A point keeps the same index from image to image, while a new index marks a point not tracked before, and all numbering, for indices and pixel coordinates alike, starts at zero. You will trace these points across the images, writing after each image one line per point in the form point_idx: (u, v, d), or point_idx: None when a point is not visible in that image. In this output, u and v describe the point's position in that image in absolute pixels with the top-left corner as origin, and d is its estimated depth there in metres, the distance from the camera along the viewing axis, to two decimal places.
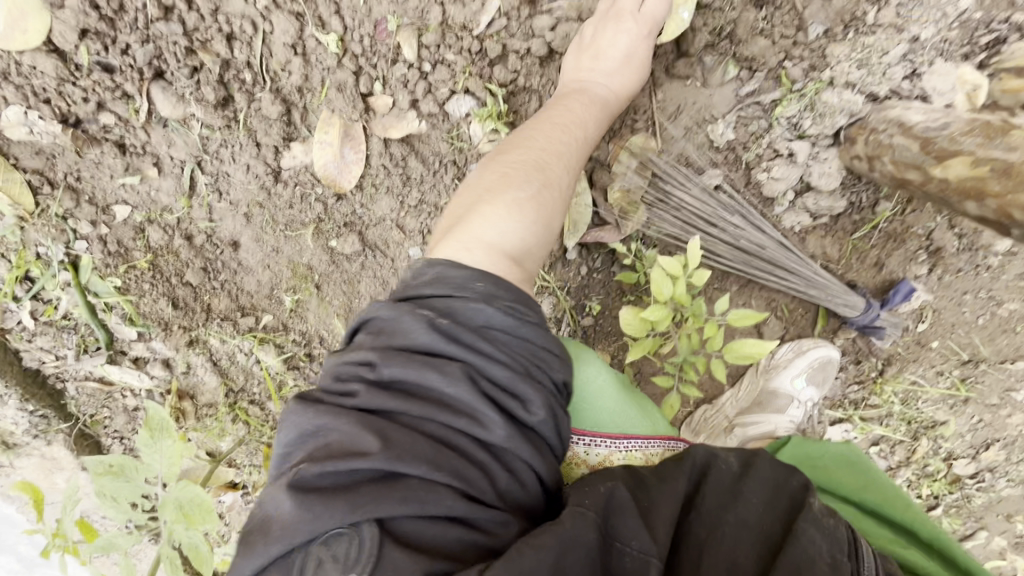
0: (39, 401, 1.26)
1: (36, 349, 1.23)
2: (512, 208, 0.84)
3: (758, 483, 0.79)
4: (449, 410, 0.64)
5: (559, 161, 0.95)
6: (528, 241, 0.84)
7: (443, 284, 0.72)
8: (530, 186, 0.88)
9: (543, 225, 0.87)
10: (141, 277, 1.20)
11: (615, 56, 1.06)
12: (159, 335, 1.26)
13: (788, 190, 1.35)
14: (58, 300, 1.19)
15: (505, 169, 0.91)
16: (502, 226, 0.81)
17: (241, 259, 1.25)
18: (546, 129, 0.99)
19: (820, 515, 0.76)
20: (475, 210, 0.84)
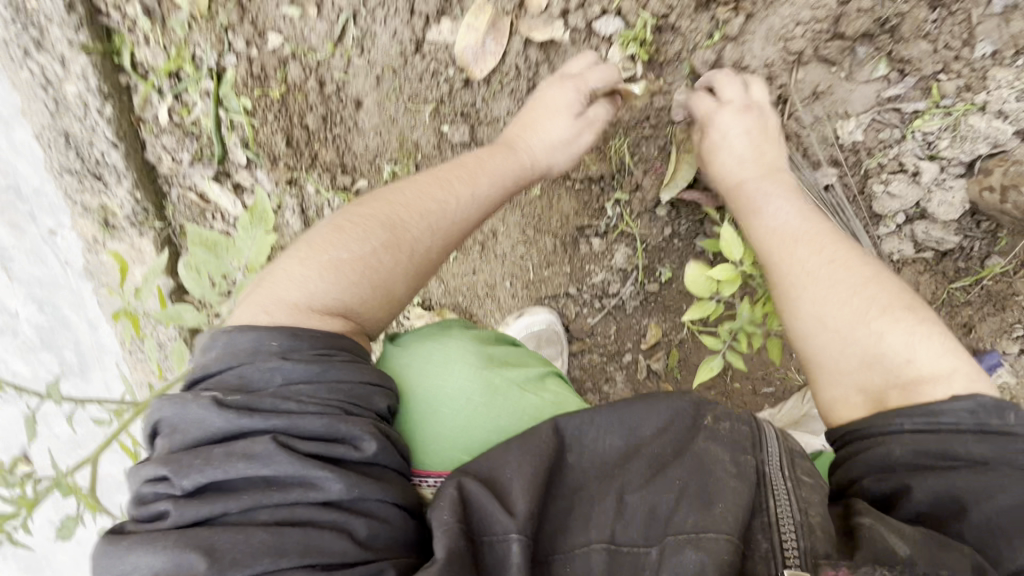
0: (146, 193, 1.37)
1: (159, 146, 1.33)
2: (327, 268, 0.85)
3: (653, 412, 0.78)
4: (275, 487, 0.63)
5: (409, 208, 0.94)
6: (343, 298, 0.84)
7: (230, 355, 0.72)
8: (359, 246, 0.87)
9: (371, 285, 0.87)
10: (269, 107, 1.29)
11: (552, 113, 1.16)
12: (265, 166, 1.35)
13: (899, 211, 1.31)
14: (194, 105, 1.29)
15: (341, 222, 0.91)
16: (302, 287, 0.82)
17: (358, 120, 1.32)
18: (424, 186, 0.99)
19: (717, 424, 0.77)
20: (285, 270, 0.85)
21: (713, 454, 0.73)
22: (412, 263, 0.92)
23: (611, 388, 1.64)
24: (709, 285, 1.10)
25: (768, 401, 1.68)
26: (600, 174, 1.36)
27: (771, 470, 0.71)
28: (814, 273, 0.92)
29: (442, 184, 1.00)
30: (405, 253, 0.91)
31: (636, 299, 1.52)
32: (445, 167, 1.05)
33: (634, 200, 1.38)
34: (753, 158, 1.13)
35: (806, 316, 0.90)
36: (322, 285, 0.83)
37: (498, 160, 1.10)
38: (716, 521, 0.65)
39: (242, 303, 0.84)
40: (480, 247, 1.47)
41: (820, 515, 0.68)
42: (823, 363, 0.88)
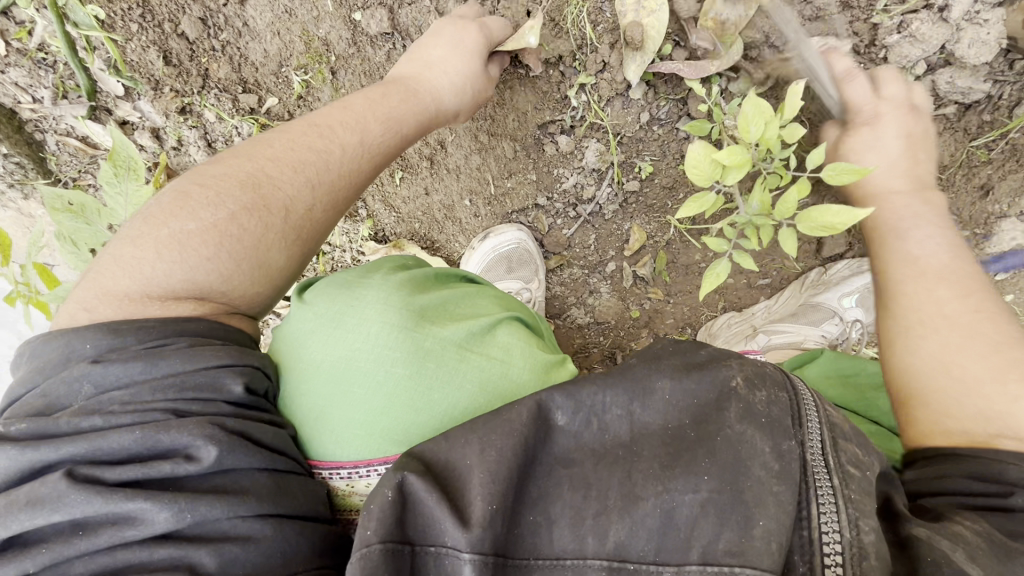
0: (13, 146, 1.12)
1: (7, 82, 1.06)
2: (172, 246, 0.72)
3: (664, 369, 0.67)
4: (83, 531, 0.55)
5: (277, 161, 0.79)
6: (192, 278, 0.71)
7: (39, 370, 0.65)
8: (209, 214, 0.73)
9: (232, 260, 0.73)
10: (129, 14, 1.01)
11: (450, 46, 0.96)
12: (147, 95, 1.09)
13: (920, 60, 1.08)
14: (33, 24, 1.01)
15: (189, 186, 0.76)
16: (140, 271, 0.70)
17: (246, 19, 1.05)
18: (297, 137, 0.83)
19: (752, 396, 0.63)
20: (123, 252, 0.73)
21: (751, 445, 0.59)
22: (289, 228, 0.78)
23: (596, 300, 1.52)
24: (713, 170, 0.91)
25: (765, 294, 1.57)
26: (558, 55, 1.11)
27: (813, 459, 0.60)
28: (958, 321, 0.79)
29: (322, 130, 0.83)
30: (277, 218, 0.76)
31: (615, 204, 1.34)
32: (327, 110, 0.87)
33: (602, 82, 1.14)
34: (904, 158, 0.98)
35: (921, 359, 0.79)
36: (167, 266, 0.71)
37: (395, 109, 0.90)
38: (752, 550, 0.53)
39: (82, 286, 0.73)
40: (428, 163, 1.26)
41: (874, 530, 0.57)
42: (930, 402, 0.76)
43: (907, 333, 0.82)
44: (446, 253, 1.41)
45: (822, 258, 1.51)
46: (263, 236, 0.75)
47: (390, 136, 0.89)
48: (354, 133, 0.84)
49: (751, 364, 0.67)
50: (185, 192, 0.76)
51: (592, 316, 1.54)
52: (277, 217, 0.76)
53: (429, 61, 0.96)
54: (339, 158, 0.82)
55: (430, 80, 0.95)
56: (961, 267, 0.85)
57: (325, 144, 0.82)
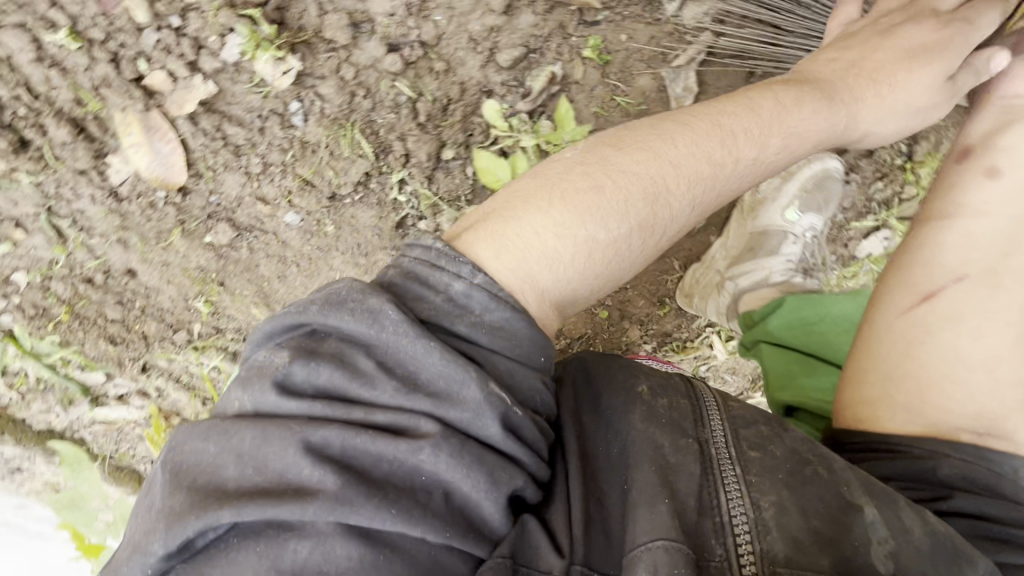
0: (62, 452, 1.44)
1: (35, 413, 1.39)
2: (574, 247, 0.77)
3: (608, 410, 0.82)
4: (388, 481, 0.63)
5: (677, 171, 0.82)
6: (572, 285, 0.79)
7: (381, 320, 0.67)
8: (611, 227, 0.78)
9: (559, 278, 0.78)
10: (72, 328, 1.29)
11: (798, 107, 0.92)
12: (117, 371, 1.37)
13: None
14: (24, 368, 1.32)
15: (608, 176, 0.80)
16: (554, 244, 0.77)
17: (145, 283, 1.28)
18: (686, 163, 0.82)
19: (656, 401, 0.80)
20: (541, 229, 0.77)
21: (654, 440, 0.76)
22: (614, 261, 0.81)
23: (558, 322, 1.59)
24: None
25: (714, 233, 1.54)
26: (365, 173, 1.18)
27: (718, 450, 0.76)
28: (971, 365, 0.87)
29: (710, 169, 0.84)
30: (598, 261, 0.79)
31: None
32: (699, 131, 0.85)
33: (414, 170, 1.19)
34: (993, 352, 0.86)
35: (925, 360, 0.88)
36: (551, 266, 0.77)
37: (718, 187, 0.85)
38: (660, 525, 0.67)
39: (483, 231, 0.78)
40: None
41: (774, 503, 0.71)
42: (928, 394, 0.87)
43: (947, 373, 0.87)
44: None
45: None
46: (599, 253, 0.79)
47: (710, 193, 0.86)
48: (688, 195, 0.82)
49: (658, 375, 0.85)
50: (587, 187, 0.79)
51: (567, 336, 1.62)
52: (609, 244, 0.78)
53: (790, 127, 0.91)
54: (665, 212, 0.81)
55: (764, 153, 0.88)
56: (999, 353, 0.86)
57: (662, 202, 0.81)
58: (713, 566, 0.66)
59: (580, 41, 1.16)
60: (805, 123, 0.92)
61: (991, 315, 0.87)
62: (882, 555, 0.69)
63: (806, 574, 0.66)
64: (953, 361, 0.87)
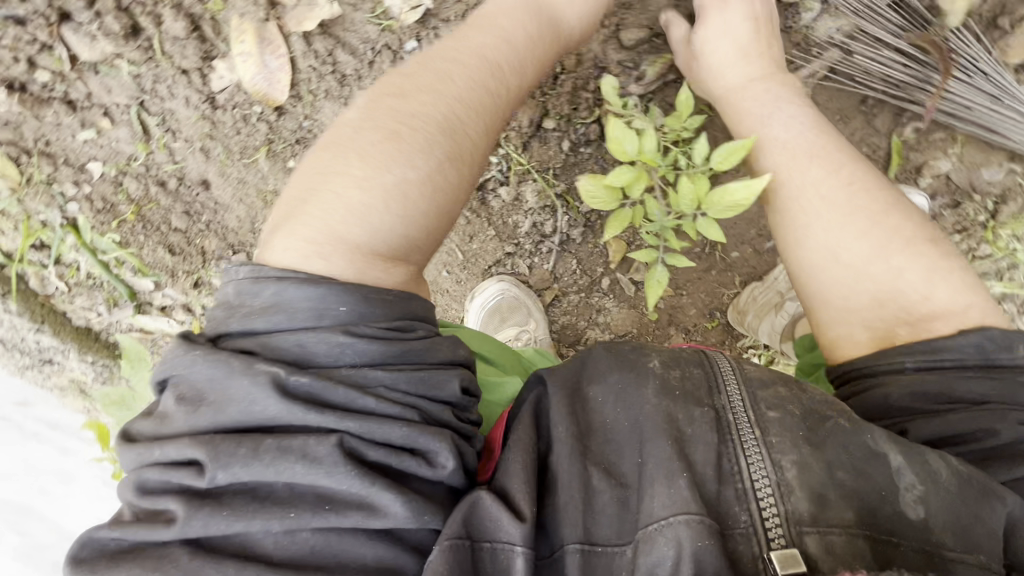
0: (95, 352, 1.41)
1: (78, 309, 1.36)
2: (384, 196, 0.70)
3: (605, 383, 0.72)
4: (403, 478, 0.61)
5: (463, 105, 0.78)
6: (403, 233, 0.71)
7: (375, 303, 0.66)
8: (421, 163, 0.72)
9: (401, 219, 0.70)
10: (135, 229, 1.26)
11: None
12: (168, 282, 1.33)
13: None
14: (78, 261, 1.29)
15: (398, 128, 0.73)
16: (344, 208, 0.70)
17: (216, 197, 1.25)
18: (410, 77, 0.80)
19: (668, 373, 0.71)
20: (346, 191, 0.70)
21: (667, 413, 0.67)
22: (441, 194, 0.73)
23: (607, 316, 1.52)
24: (613, 195, 0.91)
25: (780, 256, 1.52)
26: None
27: (735, 417, 0.67)
28: (856, 258, 0.83)
29: (495, 70, 0.83)
30: (413, 201, 0.71)
31: (579, 226, 1.37)
32: (401, 71, 0.80)
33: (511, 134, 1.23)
34: (875, 262, 0.82)
35: (813, 249, 0.86)
36: (360, 209, 0.69)
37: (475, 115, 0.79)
38: (680, 499, 0.61)
39: (298, 216, 0.70)
40: None
41: (798, 464, 0.64)
42: (830, 297, 0.85)
43: (829, 307, 0.86)
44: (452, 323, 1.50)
45: None
46: (397, 194, 0.71)
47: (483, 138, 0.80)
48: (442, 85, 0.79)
49: (667, 351, 0.75)
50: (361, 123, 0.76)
51: (610, 332, 1.54)
52: (418, 179, 0.72)
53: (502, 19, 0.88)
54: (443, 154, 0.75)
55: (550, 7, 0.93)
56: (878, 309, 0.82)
57: (431, 118, 0.76)
58: (737, 536, 0.61)
59: None
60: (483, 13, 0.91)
61: (865, 269, 0.83)
62: (909, 500, 0.64)
63: (834, 532, 0.61)
64: (835, 297, 0.85)
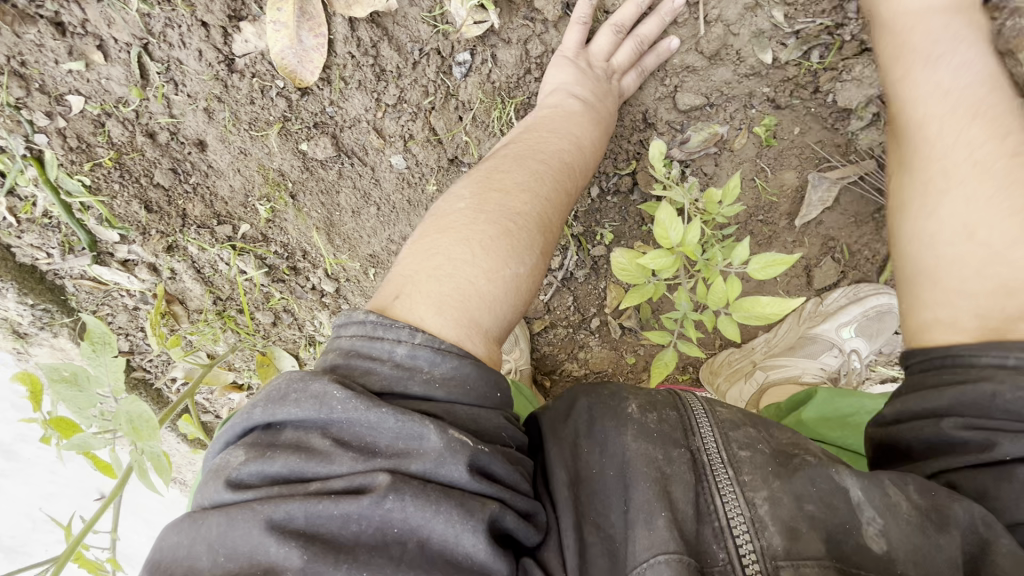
0: (37, 296, 1.28)
1: (25, 246, 1.21)
2: (508, 288, 0.73)
3: (591, 424, 0.73)
4: (457, 571, 0.56)
5: (552, 204, 0.83)
6: (505, 315, 0.74)
7: (457, 387, 0.64)
8: (529, 256, 0.76)
9: (508, 302, 0.73)
10: (110, 176, 1.13)
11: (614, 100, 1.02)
12: (138, 239, 1.21)
13: (872, 99, 1.05)
14: (35, 197, 1.14)
15: (508, 222, 0.76)
16: (458, 280, 0.71)
17: (210, 161, 1.14)
18: (498, 179, 0.83)
19: (646, 418, 0.71)
20: (470, 279, 0.71)
21: (643, 455, 0.67)
22: (535, 286, 0.79)
23: (588, 354, 1.53)
24: (643, 271, 0.91)
25: (763, 328, 1.54)
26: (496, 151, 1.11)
27: (709, 458, 0.68)
28: (992, 249, 0.71)
29: (567, 168, 0.89)
30: (525, 286, 0.76)
31: (585, 267, 1.35)
32: (494, 169, 0.86)
33: None
34: (994, 231, 0.71)
35: (944, 220, 0.75)
36: (482, 298, 0.70)
37: (556, 196, 0.84)
38: (660, 537, 0.61)
39: (419, 294, 0.69)
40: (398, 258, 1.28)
41: (768, 499, 0.64)
42: (940, 270, 0.75)
43: (924, 275, 0.77)
44: None
45: (814, 289, 1.43)
46: (523, 280, 0.75)
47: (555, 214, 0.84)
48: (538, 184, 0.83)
49: (643, 393, 0.76)
50: (473, 206, 0.79)
51: (587, 368, 1.55)
52: (532, 263, 0.76)
53: (572, 129, 0.93)
54: (548, 238, 0.81)
55: (601, 112, 0.98)
56: (998, 278, 0.70)
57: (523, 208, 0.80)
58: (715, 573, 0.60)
59: (757, 116, 1.11)
60: (558, 103, 0.96)
61: (987, 228, 0.72)
62: (871, 534, 0.62)
63: (805, 564, 0.59)
64: (945, 266, 0.75)
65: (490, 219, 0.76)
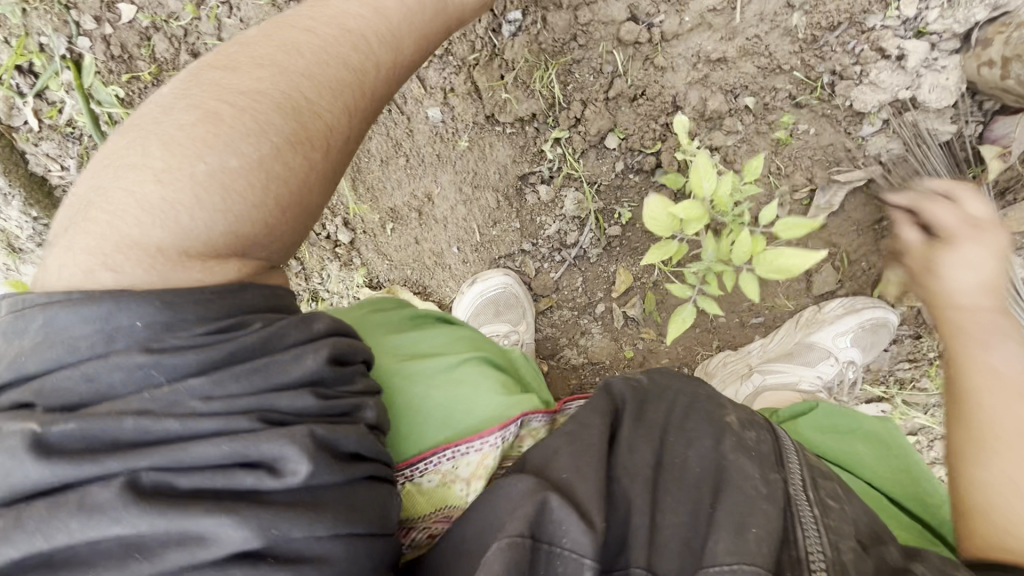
0: (43, 210, 1.24)
1: (40, 154, 1.18)
2: (206, 180, 0.55)
3: (687, 421, 0.67)
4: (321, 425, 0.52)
5: (305, 83, 0.62)
6: (230, 216, 0.56)
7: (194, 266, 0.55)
8: (244, 143, 0.58)
9: (226, 202, 0.56)
10: (145, 92, 1.12)
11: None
12: None
13: (885, 104, 1.13)
14: (63, 103, 1.12)
15: (209, 105, 0.59)
16: (151, 186, 0.55)
17: None
18: (222, 66, 0.63)
19: (745, 434, 0.65)
20: (170, 175, 0.55)
21: (739, 469, 0.60)
22: (302, 186, 0.61)
23: (589, 341, 1.50)
24: (671, 223, 0.93)
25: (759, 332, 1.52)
26: (532, 113, 1.18)
27: (797, 492, 0.61)
28: None
29: (341, 41, 0.65)
30: (263, 187, 0.58)
31: (598, 247, 1.38)
32: (223, 51, 0.66)
33: (576, 136, 1.22)
34: None
35: (993, 451, 0.65)
36: (179, 197, 0.55)
37: (296, 69, 0.62)
38: (750, 549, 0.52)
39: (101, 205, 0.56)
40: (417, 215, 1.33)
41: (853, 550, 0.56)
42: (995, 509, 0.62)
43: (988, 502, 0.63)
44: (439, 298, 1.47)
45: (813, 297, 1.45)
46: (239, 171, 0.57)
47: (331, 94, 0.63)
48: (269, 62, 0.62)
49: (743, 412, 0.70)
50: (193, 95, 0.61)
51: (586, 356, 1.51)
52: (249, 152, 0.58)
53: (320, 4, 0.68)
54: (274, 120, 0.60)
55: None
56: None
57: (234, 94, 0.60)
58: None
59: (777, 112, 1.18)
60: None
61: None
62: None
63: None
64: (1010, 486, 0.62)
65: (209, 108, 0.59)
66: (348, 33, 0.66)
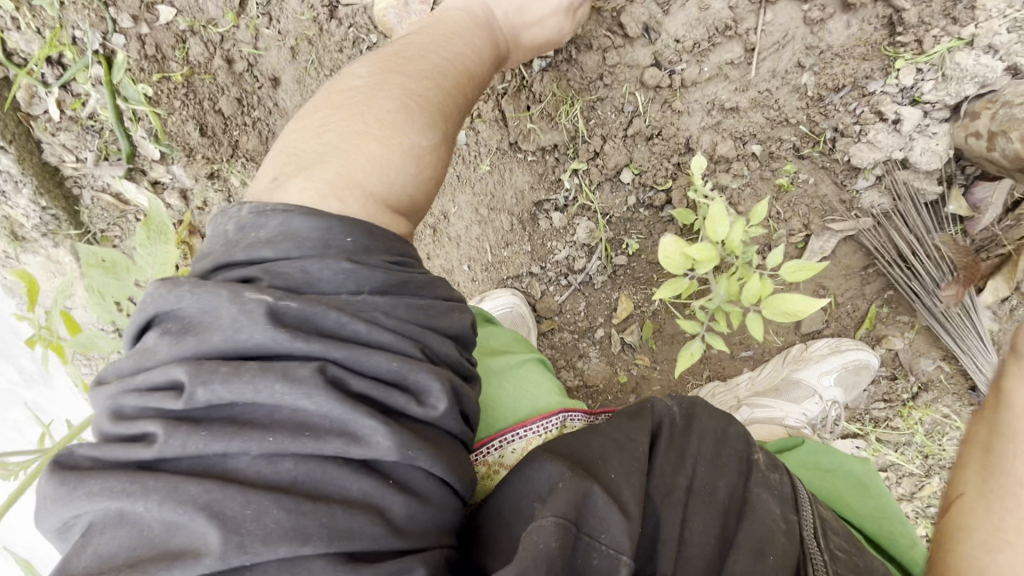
0: (52, 200, 1.21)
1: (56, 144, 1.17)
2: (401, 155, 0.69)
3: (717, 450, 0.70)
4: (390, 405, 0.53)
5: (457, 99, 0.81)
6: (404, 185, 0.69)
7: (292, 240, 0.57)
8: (427, 131, 0.72)
9: (408, 172, 0.69)
10: (174, 92, 1.13)
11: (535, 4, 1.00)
12: (180, 160, 1.20)
13: (879, 162, 1.22)
14: (87, 96, 1.12)
15: (403, 100, 0.73)
16: (349, 152, 0.67)
17: (277, 100, 1.17)
18: (395, 69, 0.78)
19: (770, 476, 0.70)
20: (364, 145, 0.68)
21: (763, 506, 0.66)
22: (443, 170, 0.76)
23: (586, 365, 1.51)
24: (685, 263, 0.98)
25: (748, 365, 1.55)
26: (554, 144, 1.24)
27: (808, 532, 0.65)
28: None
29: (474, 78, 0.87)
30: (426, 164, 0.71)
31: (603, 275, 1.43)
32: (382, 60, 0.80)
33: (592, 168, 1.28)
34: None
35: None
36: (370, 163, 0.67)
37: (454, 87, 0.82)
38: None
39: (295, 169, 0.66)
40: (432, 231, 1.37)
41: None
42: None
43: None
44: None
45: (801, 335, 1.51)
46: (423, 150, 0.71)
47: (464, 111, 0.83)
48: (429, 77, 0.79)
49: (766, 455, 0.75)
50: (373, 87, 0.74)
51: (581, 379, 1.52)
52: (435, 136, 0.74)
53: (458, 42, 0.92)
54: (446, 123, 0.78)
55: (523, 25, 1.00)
56: None
57: (412, 92, 0.75)
58: None
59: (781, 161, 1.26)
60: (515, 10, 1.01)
61: None
62: None
63: None
64: None
65: (394, 97, 0.73)
66: (480, 63, 0.91)
